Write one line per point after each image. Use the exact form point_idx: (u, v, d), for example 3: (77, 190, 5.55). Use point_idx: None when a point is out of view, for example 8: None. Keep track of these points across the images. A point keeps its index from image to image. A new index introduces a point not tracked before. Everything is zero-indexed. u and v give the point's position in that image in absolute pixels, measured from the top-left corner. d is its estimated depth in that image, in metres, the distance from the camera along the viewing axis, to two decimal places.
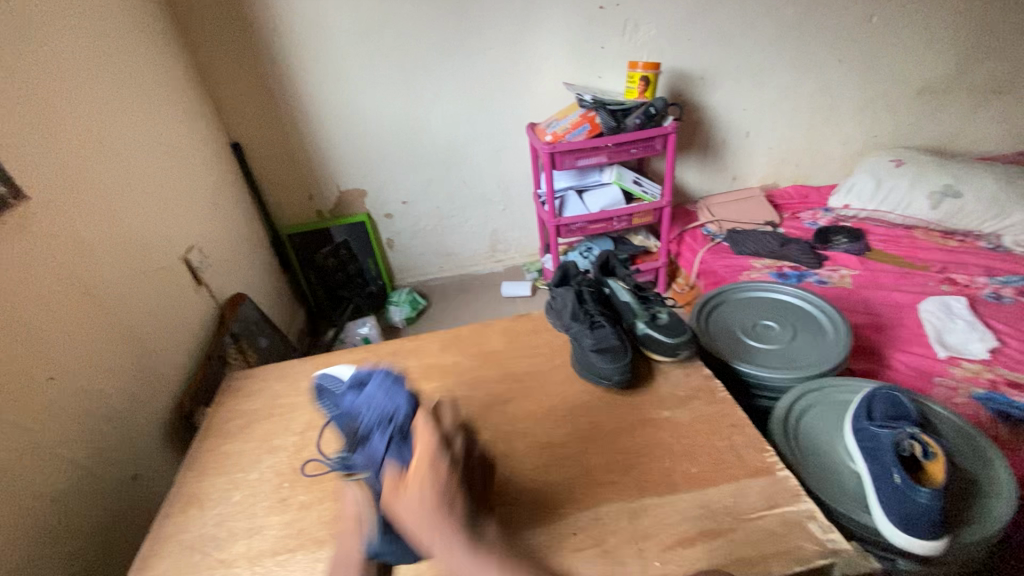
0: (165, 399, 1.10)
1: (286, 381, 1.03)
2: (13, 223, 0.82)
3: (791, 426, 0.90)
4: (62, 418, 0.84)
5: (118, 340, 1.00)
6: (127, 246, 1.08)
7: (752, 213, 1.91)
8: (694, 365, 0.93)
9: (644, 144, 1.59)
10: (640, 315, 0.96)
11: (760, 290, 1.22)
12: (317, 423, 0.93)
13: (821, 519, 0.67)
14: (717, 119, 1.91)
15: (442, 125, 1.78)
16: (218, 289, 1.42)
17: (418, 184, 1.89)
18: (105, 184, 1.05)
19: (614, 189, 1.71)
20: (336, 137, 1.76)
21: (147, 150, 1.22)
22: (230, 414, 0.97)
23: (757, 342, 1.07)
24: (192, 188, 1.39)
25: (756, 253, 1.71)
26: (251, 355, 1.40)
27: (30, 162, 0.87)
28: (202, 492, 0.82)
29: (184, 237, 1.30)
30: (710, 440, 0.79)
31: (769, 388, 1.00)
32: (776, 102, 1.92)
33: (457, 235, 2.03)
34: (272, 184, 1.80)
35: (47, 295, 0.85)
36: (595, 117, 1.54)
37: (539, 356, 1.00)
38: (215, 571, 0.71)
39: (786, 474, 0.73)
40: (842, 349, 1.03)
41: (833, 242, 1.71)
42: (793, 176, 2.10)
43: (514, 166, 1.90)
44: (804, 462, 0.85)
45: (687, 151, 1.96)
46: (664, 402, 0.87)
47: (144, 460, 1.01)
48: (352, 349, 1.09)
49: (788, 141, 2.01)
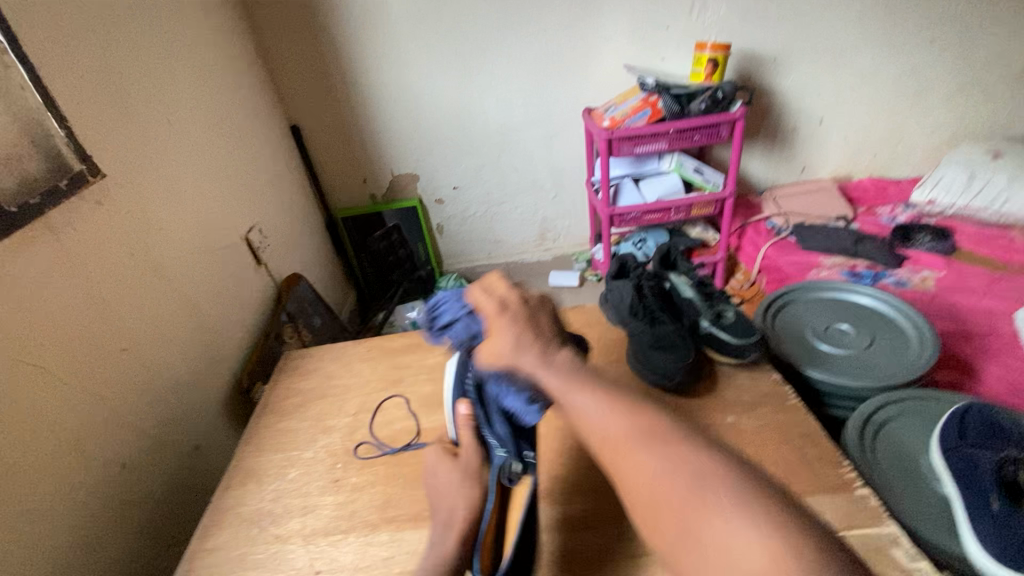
0: (226, 374, 1.14)
1: (340, 363, 1.04)
2: (92, 199, 0.85)
3: (868, 438, 0.83)
4: (132, 388, 0.88)
5: (185, 315, 1.04)
6: (193, 225, 1.12)
7: (821, 206, 1.79)
8: (760, 368, 0.88)
9: (708, 131, 1.51)
10: (704, 314, 0.91)
11: (834, 290, 1.13)
12: (369, 406, 0.93)
13: (907, 545, 0.61)
14: (788, 105, 1.79)
15: (496, 109, 1.75)
16: (276, 269, 1.46)
17: (470, 169, 1.87)
18: (174, 165, 1.09)
19: (673, 177, 1.64)
20: (390, 121, 1.76)
21: (213, 132, 1.26)
22: (286, 392, 0.99)
23: (829, 347, 1.00)
24: (253, 170, 1.43)
25: (826, 250, 1.60)
26: (306, 333, 1.43)
27: (105, 141, 0.90)
28: (260, 467, 0.85)
29: (245, 218, 1.34)
30: (779, 450, 0.74)
31: (842, 397, 0.93)
32: (854, 86, 1.77)
33: (506, 223, 2.01)
34: (328, 167, 1.83)
35: (121, 270, 0.89)
36: (657, 101, 1.46)
37: (594, 351, 0.97)
38: (271, 546, 0.72)
39: (866, 493, 0.67)
40: (927, 359, 0.94)
41: (914, 240, 1.57)
42: (869, 167, 1.94)
43: (568, 152, 1.86)
44: (883, 478, 0.79)
45: (752, 139, 1.85)
46: (727, 406, 0.82)
47: (205, 432, 1.05)
48: (403, 334, 1.09)
49: (866, 130, 1.86)
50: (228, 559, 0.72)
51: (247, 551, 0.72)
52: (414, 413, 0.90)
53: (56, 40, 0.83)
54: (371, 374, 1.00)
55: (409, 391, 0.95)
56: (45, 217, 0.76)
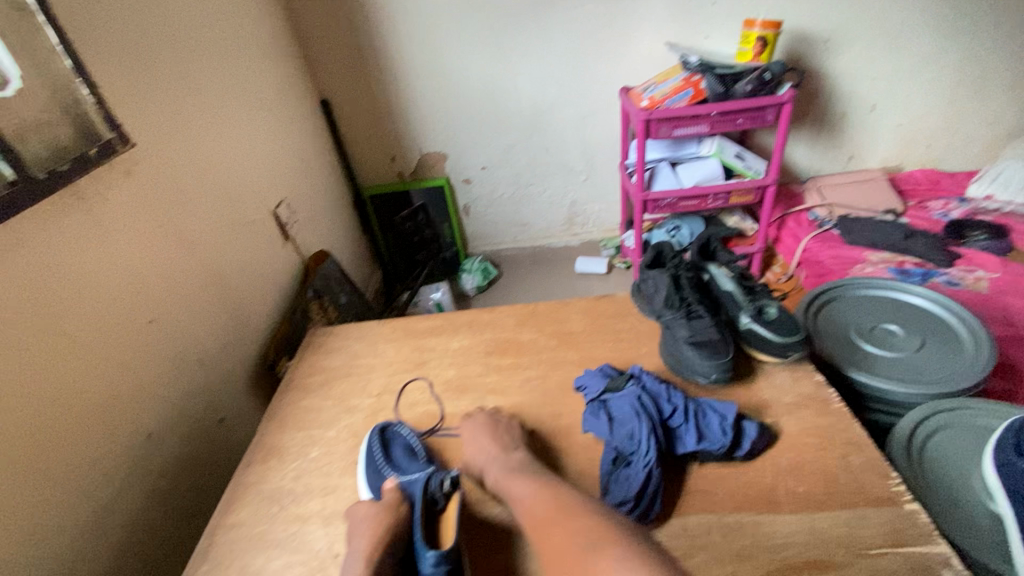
0: (252, 349, 1.14)
1: (365, 343, 1.03)
2: (120, 168, 0.85)
3: (917, 449, 0.79)
4: (159, 360, 0.88)
5: (212, 288, 1.04)
6: (222, 199, 1.11)
7: (869, 198, 1.69)
8: (802, 368, 0.83)
9: (752, 115, 1.43)
10: (744, 308, 0.86)
11: (881, 288, 1.07)
12: (392, 388, 0.92)
13: (959, 568, 0.57)
14: (838, 89, 1.68)
15: (529, 88, 1.70)
16: (303, 245, 1.45)
17: (500, 149, 1.83)
18: (204, 137, 1.08)
19: (713, 163, 1.56)
20: (420, 98, 1.72)
21: (243, 105, 1.24)
22: (310, 370, 0.99)
23: (875, 348, 0.94)
24: (282, 145, 1.41)
25: (872, 244, 1.52)
26: (332, 310, 1.43)
27: (133, 108, 0.89)
28: (282, 444, 0.84)
29: (274, 192, 1.33)
30: (820, 458, 0.70)
31: (888, 402, 0.87)
32: (913, 70, 1.65)
33: (534, 205, 1.96)
34: (356, 144, 1.81)
35: (150, 242, 0.89)
36: (700, 81, 1.40)
37: (624, 343, 0.93)
38: (290, 525, 0.72)
39: (915, 509, 0.63)
40: (984, 365, 0.87)
41: (968, 238, 1.47)
42: (923, 158, 1.83)
43: (601, 134, 1.79)
44: (931, 491, 0.75)
45: (798, 125, 1.75)
46: (765, 408, 0.78)
47: (230, 405, 1.05)
48: (428, 316, 1.07)
49: (923, 118, 1.74)
50: (249, 535, 0.72)
51: (267, 528, 0.72)
52: (437, 397, 0.89)
53: (87, 5, 0.81)
54: (395, 355, 0.99)
55: (433, 374, 0.93)
56: (74, 185, 0.76)
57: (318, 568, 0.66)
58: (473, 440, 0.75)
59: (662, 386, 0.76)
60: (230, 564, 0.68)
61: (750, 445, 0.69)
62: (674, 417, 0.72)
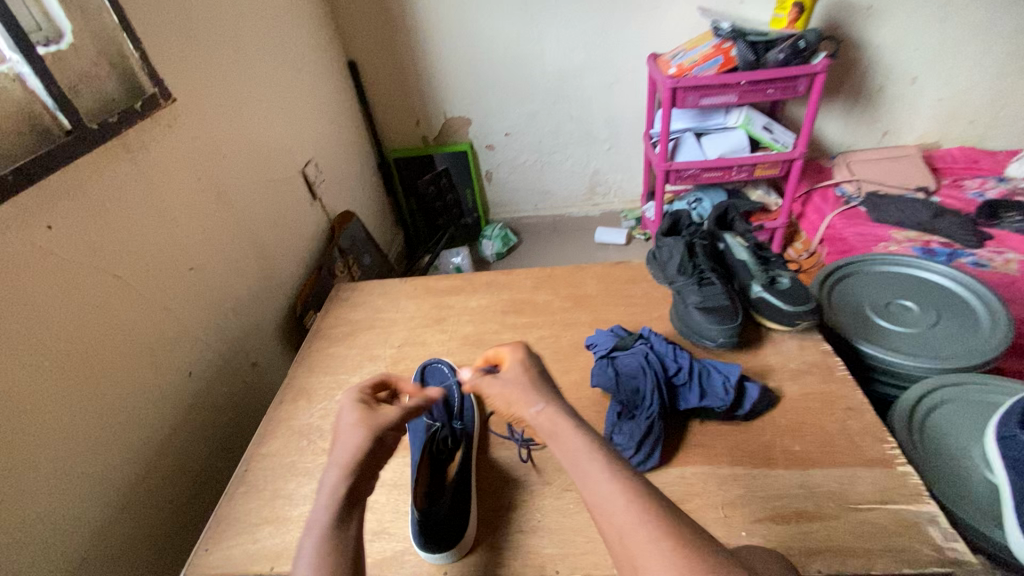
0: (282, 301, 1.21)
1: (387, 298, 1.08)
2: (163, 122, 0.90)
3: (919, 416, 0.80)
4: (199, 304, 0.94)
5: (245, 241, 1.09)
6: (256, 156, 1.16)
7: (900, 176, 1.65)
8: (811, 338, 0.85)
9: (784, 84, 1.39)
10: (756, 276, 0.88)
11: (902, 266, 1.06)
12: (412, 341, 0.97)
13: (944, 525, 0.60)
14: (877, 60, 1.62)
15: (556, 52, 1.68)
16: (330, 205, 1.50)
17: (524, 115, 1.82)
18: (238, 95, 1.12)
19: (739, 134, 1.54)
20: (446, 61, 1.72)
21: (274, 65, 1.28)
22: (336, 321, 1.05)
23: (888, 322, 0.95)
24: (311, 105, 1.44)
25: (898, 223, 1.50)
26: (356, 270, 1.48)
27: (173, 64, 0.93)
28: (310, 386, 0.91)
29: (303, 151, 1.37)
30: (820, 420, 0.73)
31: (893, 375, 0.89)
32: (958, 42, 1.58)
33: (557, 174, 1.97)
34: (383, 107, 1.83)
35: (190, 194, 0.94)
36: (731, 49, 1.37)
37: (637, 307, 0.96)
38: (317, 457, 0.78)
39: (908, 471, 0.65)
40: (997, 344, 0.87)
41: (1002, 219, 1.44)
42: (962, 135, 1.76)
43: (627, 102, 1.77)
44: (926, 456, 0.76)
45: (832, 97, 1.70)
46: (770, 372, 0.80)
47: (262, 351, 1.12)
48: (448, 276, 1.11)
49: (966, 93, 1.67)
50: (280, 464, 0.78)
51: (297, 459, 0.79)
52: (454, 350, 0.94)
53: None
54: (416, 310, 1.04)
55: (451, 329, 0.98)
56: (122, 138, 0.81)
57: None
58: (506, 386, 0.59)
59: (669, 346, 0.80)
60: (264, 488, 0.75)
61: (751, 404, 0.72)
62: (678, 375, 0.76)
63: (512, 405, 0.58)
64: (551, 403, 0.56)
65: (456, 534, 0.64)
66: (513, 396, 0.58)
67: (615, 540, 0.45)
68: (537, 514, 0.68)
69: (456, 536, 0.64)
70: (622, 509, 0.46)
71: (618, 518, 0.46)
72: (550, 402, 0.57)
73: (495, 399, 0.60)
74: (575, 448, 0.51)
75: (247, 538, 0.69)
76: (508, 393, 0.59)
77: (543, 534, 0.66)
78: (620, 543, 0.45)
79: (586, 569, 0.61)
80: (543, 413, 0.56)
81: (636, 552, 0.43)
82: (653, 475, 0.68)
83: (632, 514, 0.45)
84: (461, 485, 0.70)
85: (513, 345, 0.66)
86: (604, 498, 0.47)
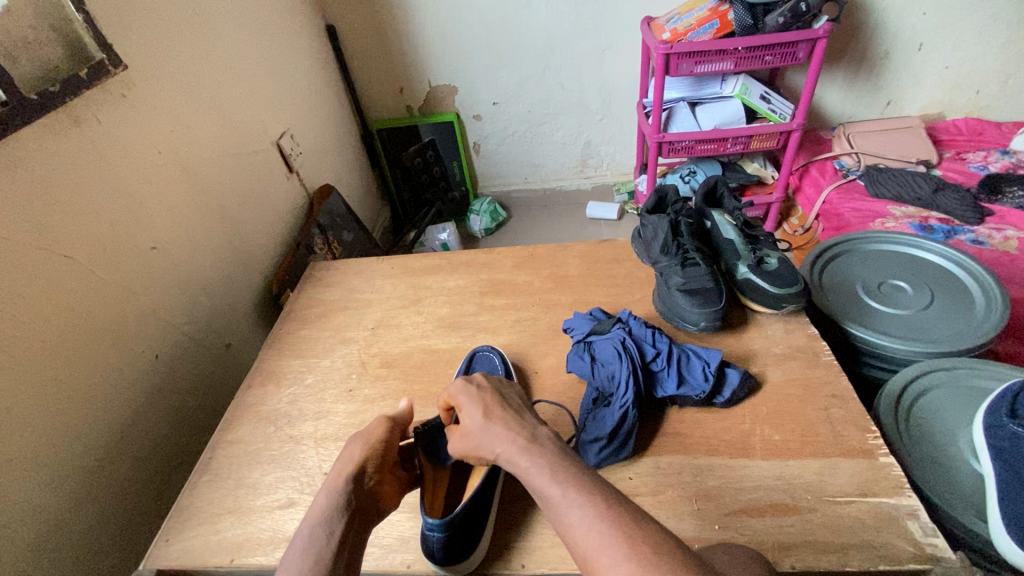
0: (257, 280, 1.16)
1: (363, 278, 1.04)
2: (115, 91, 0.84)
3: (905, 403, 0.78)
4: (165, 285, 0.91)
5: (215, 217, 1.04)
6: (224, 127, 1.10)
7: (901, 148, 1.60)
8: (797, 321, 0.82)
9: (782, 51, 1.33)
10: (743, 256, 0.84)
11: (897, 244, 1.02)
12: (386, 323, 0.94)
13: (925, 520, 0.57)
14: (883, 25, 1.54)
15: (545, 16, 1.59)
16: (308, 178, 1.44)
17: (513, 82, 1.74)
18: (201, 61, 1.05)
19: (734, 104, 1.47)
20: (429, 25, 1.64)
21: (243, 29, 1.20)
22: (310, 302, 1.01)
23: (879, 303, 0.91)
24: (286, 72, 1.37)
25: (897, 198, 1.45)
26: (337, 246, 1.43)
27: (126, 27, 0.87)
28: (280, 369, 0.88)
29: (277, 121, 1.30)
30: (803, 408, 0.70)
31: (882, 358, 0.86)
32: (969, 5, 1.50)
33: (547, 146, 1.90)
34: (366, 74, 1.75)
35: (152, 170, 0.90)
36: (728, 12, 1.29)
37: (619, 288, 0.93)
38: (284, 444, 0.76)
39: (890, 461, 0.63)
40: (990, 328, 0.84)
41: (1004, 194, 1.39)
42: (967, 105, 1.69)
43: (621, 69, 1.69)
44: (911, 446, 0.73)
45: (834, 64, 1.62)
46: (753, 356, 0.77)
47: (236, 331, 1.09)
48: (427, 255, 1.07)
49: (974, 60, 1.59)
50: (247, 452, 0.76)
51: (264, 446, 0.77)
52: (429, 333, 0.90)
53: None
54: (392, 291, 1.00)
55: (427, 311, 0.95)
56: (67, 106, 0.75)
57: (309, 483, 0.71)
58: (464, 427, 0.58)
59: (648, 331, 0.76)
60: (229, 477, 0.73)
61: (731, 392, 0.70)
62: (656, 361, 0.73)
63: (476, 450, 0.57)
64: (506, 439, 0.54)
65: (462, 554, 0.59)
66: (477, 443, 0.57)
67: (582, 560, 0.44)
68: (508, 504, 0.66)
69: (460, 555, 0.59)
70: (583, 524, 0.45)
71: (581, 535, 0.45)
72: (508, 440, 0.54)
73: (465, 451, 0.58)
74: (529, 464, 0.51)
75: (209, 529, 0.68)
76: (470, 437, 0.57)
77: (512, 525, 0.64)
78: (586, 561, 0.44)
79: (553, 563, 0.59)
80: (504, 452, 0.54)
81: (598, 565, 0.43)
82: (626, 465, 0.66)
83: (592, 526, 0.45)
84: (482, 496, 0.62)
85: (458, 389, 0.61)
86: (566, 524, 0.46)
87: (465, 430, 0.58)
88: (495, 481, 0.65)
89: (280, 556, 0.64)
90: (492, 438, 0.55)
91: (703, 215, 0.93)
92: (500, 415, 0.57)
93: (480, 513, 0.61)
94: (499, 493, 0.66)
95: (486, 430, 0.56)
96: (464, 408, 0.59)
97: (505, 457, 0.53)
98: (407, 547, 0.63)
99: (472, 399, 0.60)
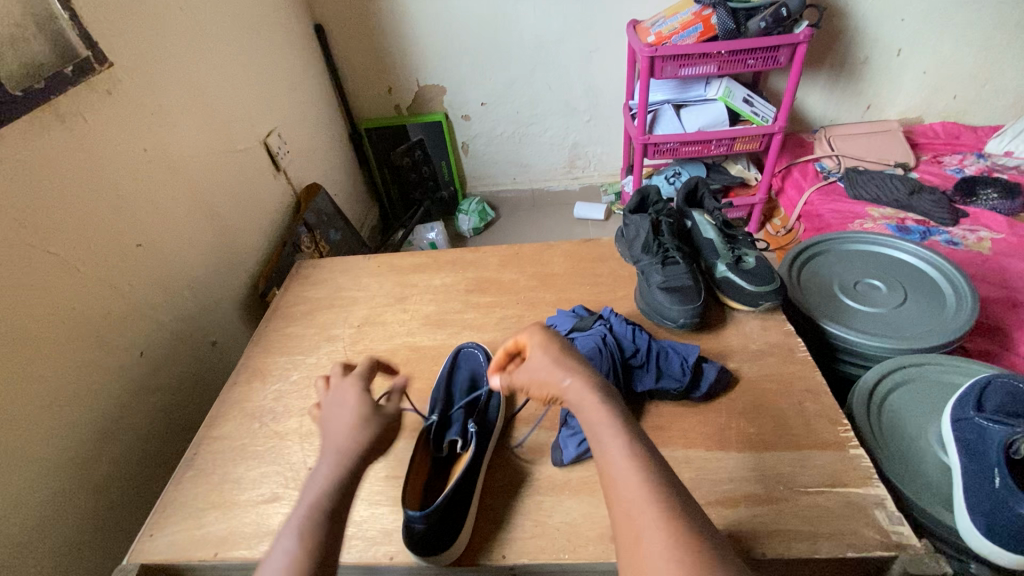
0: (243, 278, 1.17)
1: (349, 276, 1.05)
2: (101, 88, 0.84)
3: (878, 398, 0.80)
4: (150, 282, 0.91)
5: (201, 215, 1.05)
6: (211, 126, 1.10)
7: (880, 151, 1.63)
8: (774, 318, 0.84)
9: (765, 55, 1.36)
10: (722, 255, 0.86)
11: (874, 244, 1.05)
12: (372, 320, 0.95)
13: (891, 509, 0.60)
14: (863, 30, 1.57)
15: (533, 17, 1.61)
16: (295, 177, 1.44)
17: (501, 83, 1.76)
18: (187, 58, 1.05)
19: (718, 107, 1.49)
20: (418, 25, 1.64)
21: (230, 27, 1.20)
22: (296, 299, 1.01)
23: (855, 302, 0.94)
24: (273, 71, 1.37)
25: (875, 200, 1.49)
26: (324, 245, 1.44)
27: (111, 24, 0.87)
28: (265, 367, 0.88)
29: (264, 120, 1.30)
30: (778, 402, 0.72)
31: (856, 354, 0.88)
32: (945, 12, 1.54)
33: (536, 147, 1.92)
34: (354, 74, 1.76)
35: (137, 167, 0.90)
36: (711, 16, 1.31)
37: (602, 287, 0.94)
38: (269, 440, 0.77)
39: (860, 453, 0.65)
40: (960, 326, 0.86)
41: (978, 196, 1.43)
42: (944, 110, 1.73)
43: (608, 71, 1.71)
44: (883, 440, 0.76)
45: (816, 68, 1.65)
46: (730, 353, 0.79)
47: (222, 329, 1.09)
48: (413, 254, 1.08)
49: (951, 66, 1.64)
50: (231, 448, 0.77)
51: (248, 442, 0.77)
52: (415, 331, 0.91)
53: None
54: (378, 289, 1.01)
55: (413, 309, 0.96)
56: (52, 103, 0.75)
57: (293, 478, 0.71)
58: (538, 355, 0.58)
59: (628, 328, 0.78)
60: (213, 472, 0.74)
61: (708, 386, 0.72)
62: (636, 357, 0.74)
63: (541, 382, 0.57)
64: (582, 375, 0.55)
65: (441, 544, 0.60)
66: (543, 375, 0.57)
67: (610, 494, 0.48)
68: (489, 497, 0.67)
69: (440, 547, 0.59)
70: (632, 485, 0.47)
71: (627, 499, 0.46)
72: (582, 376, 0.56)
73: (526, 382, 0.58)
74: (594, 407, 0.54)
75: (193, 524, 0.68)
76: (541, 367, 0.57)
77: (494, 518, 0.65)
78: (629, 528, 0.45)
79: (533, 553, 0.61)
80: (572, 388, 0.55)
81: (643, 536, 0.44)
82: None
83: (636, 497, 0.46)
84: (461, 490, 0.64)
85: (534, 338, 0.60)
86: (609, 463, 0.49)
87: (535, 360, 0.58)
88: (478, 472, 0.67)
89: (263, 549, 0.64)
90: (570, 372, 0.56)
91: (685, 215, 0.95)
92: (573, 354, 0.58)
93: (459, 504, 0.63)
94: (480, 485, 0.67)
95: (560, 361, 0.57)
96: (535, 341, 0.60)
97: (578, 394, 0.54)
98: (390, 539, 0.64)
99: (546, 336, 0.60)
